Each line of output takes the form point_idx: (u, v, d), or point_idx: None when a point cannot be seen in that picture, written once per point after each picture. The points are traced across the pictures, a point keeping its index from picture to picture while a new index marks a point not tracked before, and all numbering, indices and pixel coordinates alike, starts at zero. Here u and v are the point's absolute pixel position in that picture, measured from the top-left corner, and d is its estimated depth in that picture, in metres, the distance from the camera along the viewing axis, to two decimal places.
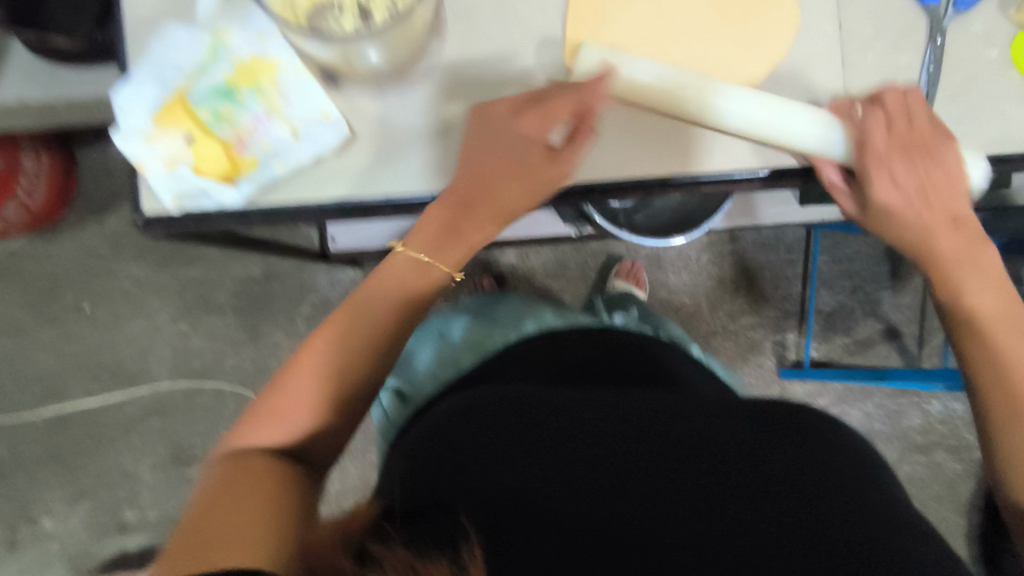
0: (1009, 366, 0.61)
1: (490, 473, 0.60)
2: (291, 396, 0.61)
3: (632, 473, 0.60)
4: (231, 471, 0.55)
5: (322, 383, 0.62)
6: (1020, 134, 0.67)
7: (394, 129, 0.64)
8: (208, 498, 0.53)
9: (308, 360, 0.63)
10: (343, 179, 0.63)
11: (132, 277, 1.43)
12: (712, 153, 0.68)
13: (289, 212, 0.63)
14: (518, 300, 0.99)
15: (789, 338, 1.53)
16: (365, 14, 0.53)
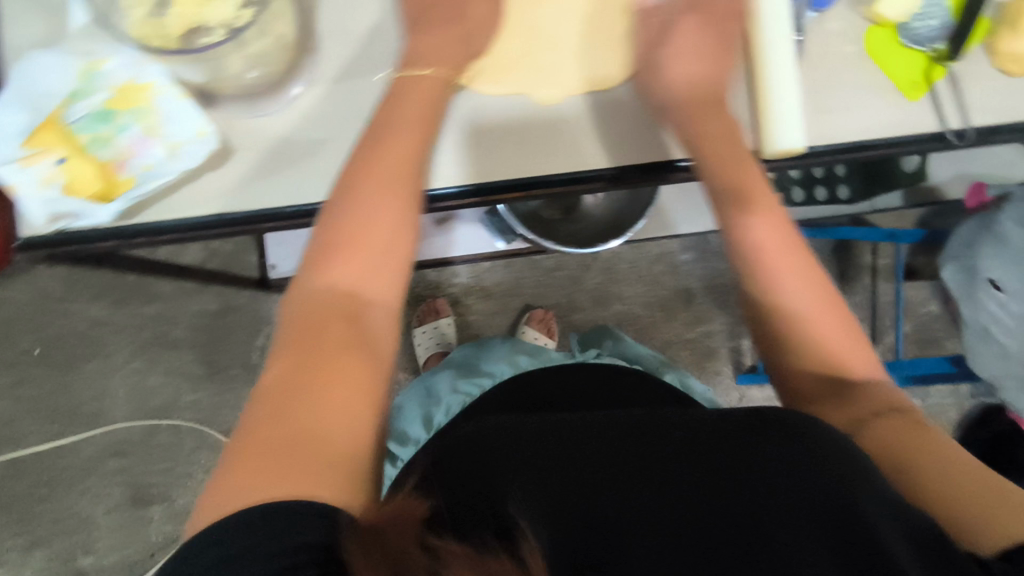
0: (786, 264, 0.64)
1: (525, 479, 0.57)
2: (355, 232, 0.59)
3: (670, 479, 0.56)
4: (306, 323, 0.55)
5: (386, 216, 0.60)
6: (875, 123, 0.62)
7: (273, 144, 0.66)
8: (288, 381, 0.52)
9: (359, 226, 0.59)
10: (225, 192, 0.65)
11: (85, 317, 1.42)
12: (593, 151, 0.70)
13: (172, 227, 0.65)
14: (507, 346, 1.07)
15: (744, 344, 1.55)
16: (234, 35, 0.58)
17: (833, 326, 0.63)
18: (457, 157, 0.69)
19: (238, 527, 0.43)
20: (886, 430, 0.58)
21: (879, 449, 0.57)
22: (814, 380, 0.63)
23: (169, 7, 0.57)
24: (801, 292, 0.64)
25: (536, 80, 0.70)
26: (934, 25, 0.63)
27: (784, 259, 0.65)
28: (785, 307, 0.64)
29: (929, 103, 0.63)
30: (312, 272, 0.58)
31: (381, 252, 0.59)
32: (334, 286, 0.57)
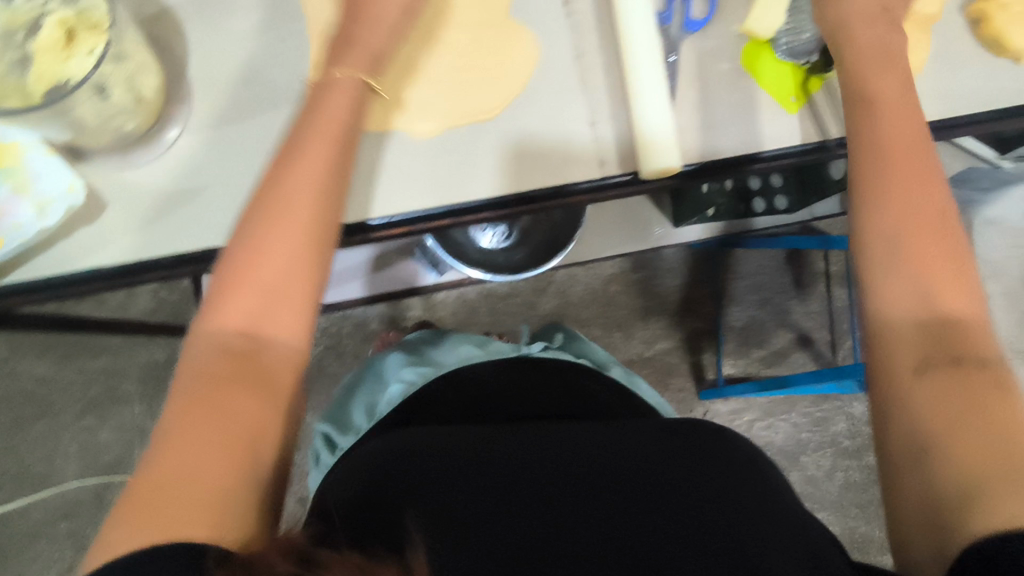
0: (906, 189, 0.56)
1: (442, 491, 0.58)
2: (250, 264, 0.57)
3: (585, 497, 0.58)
4: (201, 372, 0.53)
5: (295, 251, 0.58)
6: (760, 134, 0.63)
7: (150, 195, 0.63)
8: (181, 422, 0.50)
9: (278, 259, 0.58)
10: (100, 246, 0.62)
11: (33, 376, 1.40)
12: (491, 179, 0.67)
13: (44, 286, 0.61)
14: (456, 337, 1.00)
15: (703, 359, 1.55)
16: (101, 92, 0.51)
17: (935, 251, 0.55)
18: (339, 195, 0.66)
19: (120, 570, 0.41)
20: (958, 385, 0.50)
21: (936, 400, 0.50)
22: (913, 308, 0.54)
23: (30, 65, 0.51)
24: (914, 214, 0.56)
25: (432, 108, 0.69)
26: (806, 40, 0.64)
27: (899, 180, 0.57)
28: (883, 229, 0.57)
29: (810, 113, 0.61)
30: (219, 311, 0.56)
31: (279, 287, 0.57)
32: (229, 328, 0.56)
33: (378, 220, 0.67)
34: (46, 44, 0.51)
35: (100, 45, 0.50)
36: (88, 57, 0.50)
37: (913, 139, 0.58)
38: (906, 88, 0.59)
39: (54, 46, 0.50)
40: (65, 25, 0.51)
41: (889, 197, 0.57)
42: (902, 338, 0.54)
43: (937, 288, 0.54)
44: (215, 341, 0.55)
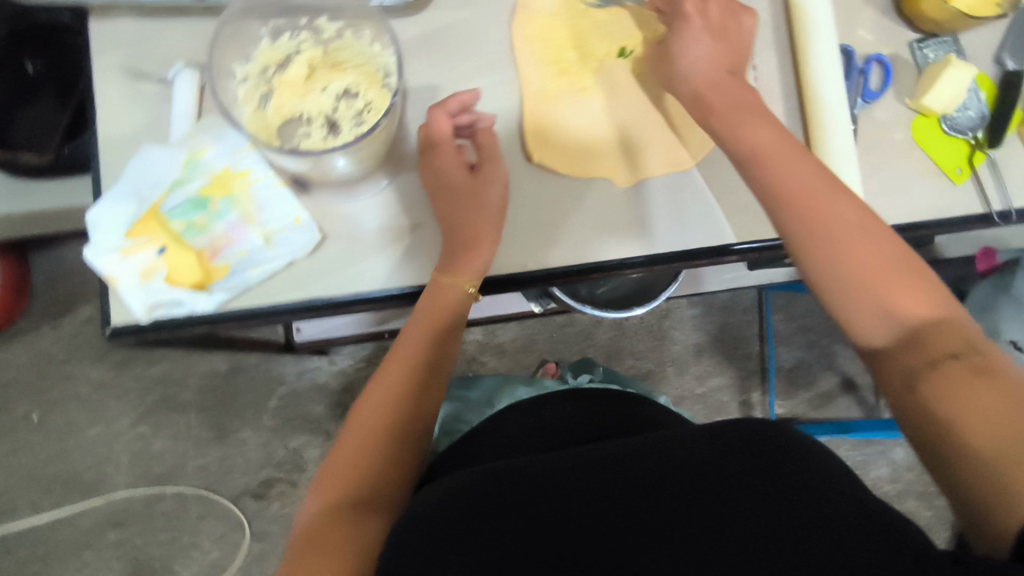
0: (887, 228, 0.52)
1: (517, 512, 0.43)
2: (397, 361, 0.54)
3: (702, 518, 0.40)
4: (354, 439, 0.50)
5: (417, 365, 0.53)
6: (927, 205, 0.61)
7: (281, 217, 0.51)
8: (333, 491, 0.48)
9: (394, 365, 0.54)
10: None
11: (89, 381, 1.36)
12: (683, 229, 0.57)
13: (188, 322, 0.49)
14: (496, 378, 0.87)
15: (754, 398, 1.56)
16: (332, 125, 0.51)
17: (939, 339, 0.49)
18: (517, 231, 0.56)
19: None
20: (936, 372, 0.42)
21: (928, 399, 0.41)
22: (909, 329, 0.45)
23: (272, 98, 0.51)
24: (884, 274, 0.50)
25: (586, 155, 0.57)
26: (972, 115, 0.63)
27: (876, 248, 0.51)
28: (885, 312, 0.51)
29: (973, 187, 0.62)
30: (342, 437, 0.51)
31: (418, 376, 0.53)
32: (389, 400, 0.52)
33: (510, 272, 0.56)
34: (289, 76, 0.51)
35: (345, 84, 0.51)
36: (325, 93, 0.51)
37: (800, 173, 0.49)
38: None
39: (297, 79, 0.50)
40: (311, 63, 0.51)
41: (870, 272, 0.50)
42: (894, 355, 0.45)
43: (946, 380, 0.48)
44: (353, 438, 0.50)
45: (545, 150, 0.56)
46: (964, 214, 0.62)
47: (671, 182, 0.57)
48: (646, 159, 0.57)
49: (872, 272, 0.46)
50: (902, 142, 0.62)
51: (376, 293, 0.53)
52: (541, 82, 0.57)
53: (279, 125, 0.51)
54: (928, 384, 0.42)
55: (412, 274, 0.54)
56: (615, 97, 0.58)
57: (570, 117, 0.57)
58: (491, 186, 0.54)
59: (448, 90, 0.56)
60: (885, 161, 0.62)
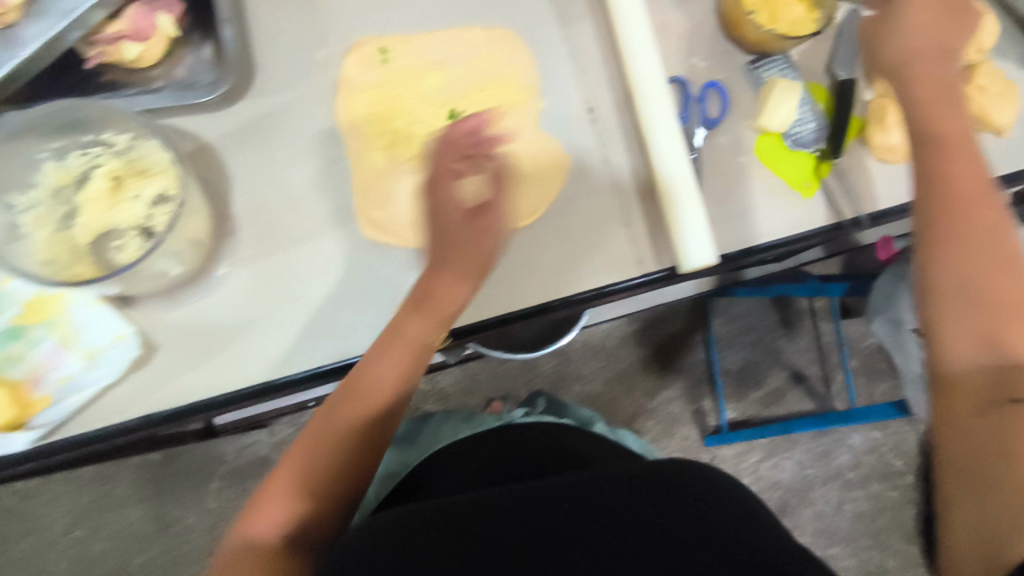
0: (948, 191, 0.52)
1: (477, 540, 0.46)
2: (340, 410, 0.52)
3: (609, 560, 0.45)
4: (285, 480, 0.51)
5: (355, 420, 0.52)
6: (778, 224, 0.62)
7: (103, 334, 0.49)
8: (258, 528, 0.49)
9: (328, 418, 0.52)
10: None
11: (16, 491, 1.30)
12: (533, 284, 0.59)
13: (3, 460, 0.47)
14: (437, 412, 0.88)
15: (705, 405, 1.55)
16: (148, 232, 0.49)
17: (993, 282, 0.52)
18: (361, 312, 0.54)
19: None
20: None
21: (998, 429, 0.50)
22: (978, 361, 0.52)
23: (79, 215, 0.49)
24: (961, 237, 0.52)
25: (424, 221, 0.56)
26: (812, 128, 0.63)
27: (962, 223, 0.52)
28: (945, 293, 0.53)
29: (822, 199, 0.63)
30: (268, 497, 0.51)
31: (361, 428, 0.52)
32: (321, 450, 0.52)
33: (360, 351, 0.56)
34: (96, 191, 0.49)
35: (156, 189, 0.50)
36: (137, 202, 0.49)
37: (978, 187, 0.52)
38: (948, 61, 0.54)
39: (104, 193, 0.49)
40: (115, 174, 0.50)
41: (948, 221, 0.52)
42: (964, 373, 0.52)
43: (1004, 332, 0.51)
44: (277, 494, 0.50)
45: (383, 223, 0.55)
46: (814, 228, 0.62)
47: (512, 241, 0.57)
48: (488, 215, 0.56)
49: (977, 279, 0.52)
50: (745, 165, 0.62)
51: (215, 397, 0.50)
52: (369, 157, 0.56)
53: (89, 241, 0.49)
54: (1000, 437, 0.50)
55: (255, 371, 0.51)
56: (450, 160, 0.57)
57: (406, 186, 0.56)
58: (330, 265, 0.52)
59: (274, 178, 0.55)
60: (729, 187, 0.62)
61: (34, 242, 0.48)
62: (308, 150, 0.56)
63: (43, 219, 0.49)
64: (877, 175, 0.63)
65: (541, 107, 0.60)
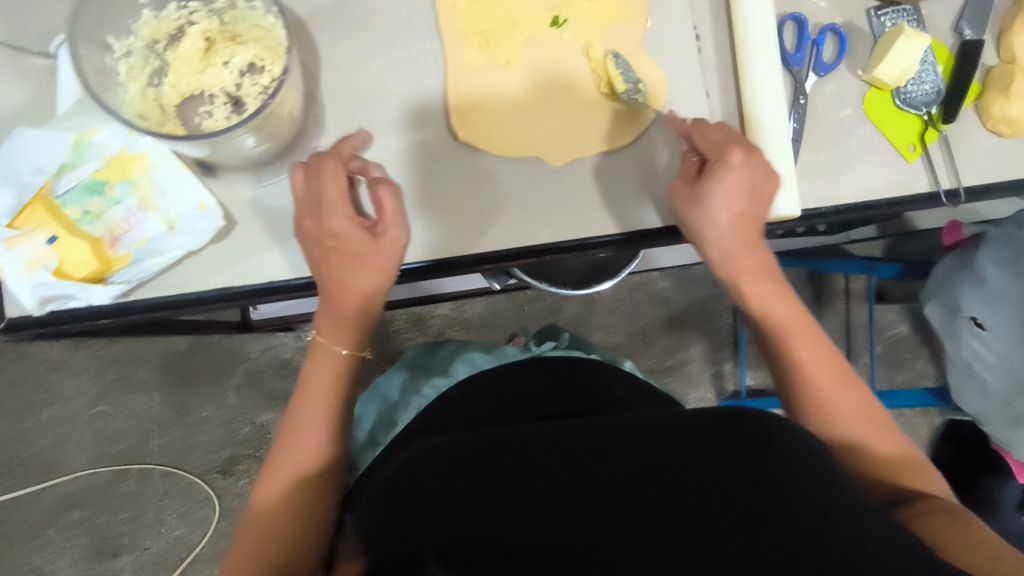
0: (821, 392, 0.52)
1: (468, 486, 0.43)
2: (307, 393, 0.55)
3: (674, 514, 0.40)
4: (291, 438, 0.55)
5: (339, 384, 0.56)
6: (875, 184, 0.59)
7: (184, 203, 0.48)
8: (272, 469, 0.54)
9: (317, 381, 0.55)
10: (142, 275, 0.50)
11: (45, 360, 1.33)
12: (631, 209, 0.55)
13: (83, 311, 0.47)
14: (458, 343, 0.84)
15: (725, 369, 1.50)
16: (236, 103, 0.47)
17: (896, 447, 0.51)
18: (434, 215, 0.53)
19: None
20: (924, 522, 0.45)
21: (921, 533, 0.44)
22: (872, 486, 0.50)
23: (167, 74, 0.47)
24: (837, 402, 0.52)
25: (515, 134, 0.54)
26: (927, 89, 0.60)
27: (851, 419, 0.51)
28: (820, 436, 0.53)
29: (922, 164, 0.60)
30: (266, 475, 0.54)
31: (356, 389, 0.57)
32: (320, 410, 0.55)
33: (435, 258, 0.53)
34: (185, 53, 0.47)
35: (248, 58, 0.47)
36: (227, 69, 0.47)
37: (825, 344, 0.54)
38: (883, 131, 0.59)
39: (194, 55, 0.47)
40: (207, 35, 0.47)
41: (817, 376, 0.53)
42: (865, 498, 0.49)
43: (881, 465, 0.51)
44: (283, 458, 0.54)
45: (477, 127, 0.53)
46: (909, 194, 0.59)
47: (600, 165, 0.55)
48: (582, 138, 0.54)
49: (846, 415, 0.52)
50: (851, 119, 0.59)
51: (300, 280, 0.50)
52: (464, 55, 0.53)
53: (177, 103, 0.47)
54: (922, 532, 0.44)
55: None
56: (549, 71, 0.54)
57: (499, 90, 0.54)
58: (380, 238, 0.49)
59: (360, 69, 0.52)
60: (831, 139, 0.59)
61: (125, 94, 0.47)
62: (403, 39, 0.53)
63: (137, 72, 0.47)
64: (984, 143, 0.60)
65: (647, 27, 0.56)
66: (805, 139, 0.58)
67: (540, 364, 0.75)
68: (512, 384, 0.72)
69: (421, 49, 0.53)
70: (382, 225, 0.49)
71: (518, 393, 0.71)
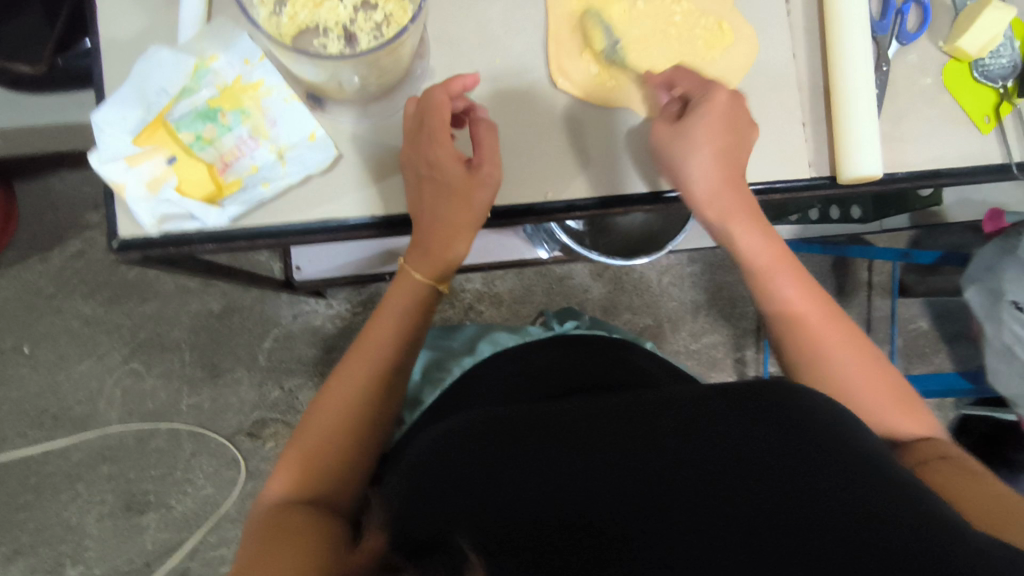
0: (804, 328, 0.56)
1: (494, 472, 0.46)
2: (375, 331, 0.57)
3: (706, 494, 0.43)
4: (350, 379, 0.56)
5: (401, 331, 0.58)
6: (950, 153, 0.60)
7: (294, 134, 0.49)
8: (330, 400, 0.55)
9: (381, 327, 0.58)
10: None
11: (80, 315, 1.33)
12: None
13: (193, 232, 0.48)
14: (478, 325, 0.80)
15: (748, 354, 1.50)
16: (350, 38, 0.48)
17: (884, 400, 0.55)
18: (527, 159, 0.54)
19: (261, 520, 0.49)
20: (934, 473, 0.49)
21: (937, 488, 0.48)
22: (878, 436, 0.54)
23: (287, 4, 0.48)
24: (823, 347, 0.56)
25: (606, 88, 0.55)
26: (1004, 64, 0.61)
27: (838, 367, 0.55)
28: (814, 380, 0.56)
29: (996, 136, 0.61)
30: (316, 407, 0.55)
31: (411, 339, 0.58)
32: (383, 350, 0.57)
33: (525, 203, 0.54)
34: None
35: None
36: (342, 4, 0.48)
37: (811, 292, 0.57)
38: (971, 94, 0.60)
39: None
40: None
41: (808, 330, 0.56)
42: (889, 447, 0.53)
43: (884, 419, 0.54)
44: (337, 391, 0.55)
45: (576, 74, 0.55)
46: (982, 165, 0.60)
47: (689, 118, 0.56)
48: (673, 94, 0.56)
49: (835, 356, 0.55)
50: (930, 89, 0.60)
51: (398, 216, 0.51)
52: (564, 5, 0.55)
53: (292, 35, 0.48)
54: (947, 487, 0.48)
55: None
56: (643, 25, 0.56)
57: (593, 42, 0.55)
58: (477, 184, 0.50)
59: (464, 14, 0.54)
60: (909, 107, 0.60)
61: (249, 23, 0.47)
62: None
63: (260, 0, 0.48)
64: None
65: None
66: (884, 106, 0.60)
67: (566, 342, 0.71)
68: (540, 359, 0.69)
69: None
70: (478, 160, 0.50)
71: (548, 365, 0.68)
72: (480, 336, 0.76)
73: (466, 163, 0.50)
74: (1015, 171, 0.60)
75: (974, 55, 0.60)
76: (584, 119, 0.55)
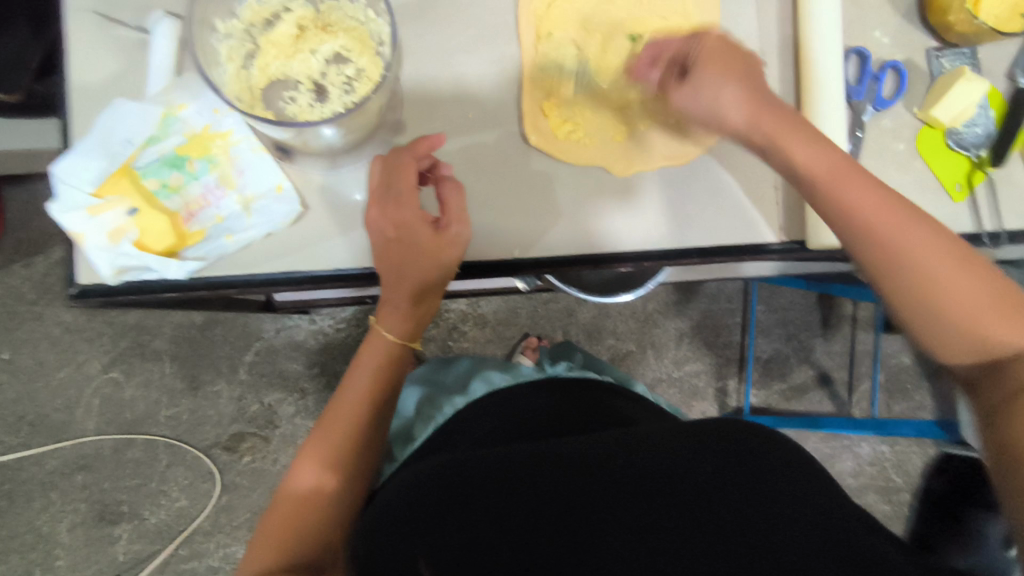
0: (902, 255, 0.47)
1: (465, 513, 0.47)
2: (353, 382, 0.58)
3: (663, 528, 0.45)
4: (327, 432, 0.56)
5: (375, 381, 0.57)
6: None
7: (260, 188, 0.49)
8: (313, 453, 0.56)
9: (358, 377, 0.58)
10: None
11: (60, 322, 1.33)
12: (692, 227, 0.56)
13: (155, 283, 0.48)
14: (472, 361, 0.79)
15: (729, 385, 1.48)
16: (320, 90, 0.48)
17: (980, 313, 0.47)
18: (498, 214, 0.54)
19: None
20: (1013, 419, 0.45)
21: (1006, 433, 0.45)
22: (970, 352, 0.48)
23: (258, 57, 0.48)
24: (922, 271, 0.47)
25: (580, 148, 0.55)
26: (978, 132, 0.61)
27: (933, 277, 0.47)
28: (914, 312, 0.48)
29: (967, 205, 0.61)
30: (302, 464, 0.56)
31: (388, 388, 0.58)
32: (360, 398, 0.57)
33: (496, 257, 0.54)
34: (277, 37, 0.48)
35: (335, 47, 0.48)
36: (314, 57, 0.48)
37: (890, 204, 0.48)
38: (943, 162, 0.61)
39: (286, 41, 0.48)
40: (301, 22, 0.48)
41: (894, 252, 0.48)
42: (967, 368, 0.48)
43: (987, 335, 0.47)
44: (318, 443, 0.56)
45: (551, 131, 0.55)
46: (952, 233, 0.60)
47: (662, 177, 0.56)
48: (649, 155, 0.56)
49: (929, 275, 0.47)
50: (903, 155, 0.61)
51: (363, 270, 0.51)
52: (540, 60, 0.55)
53: (263, 87, 0.48)
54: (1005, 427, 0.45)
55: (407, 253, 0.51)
56: (620, 83, 0.56)
57: (566, 99, 0.56)
58: (447, 243, 0.49)
59: (440, 68, 0.54)
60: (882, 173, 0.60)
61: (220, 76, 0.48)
62: (481, 42, 0.55)
63: (233, 54, 0.48)
64: None
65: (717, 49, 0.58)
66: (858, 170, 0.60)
67: (560, 386, 0.69)
68: (524, 402, 0.66)
69: (499, 52, 0.55)
70: (445, 221, 0.50)
71: (530, 409, 0.65)
72: (471, 373, 0.75)
73: (436, 224, 0.50)
74: (986, 239, 0.61)
75: (948, 124, 0.60)
76: (557, 178, 0.55)
